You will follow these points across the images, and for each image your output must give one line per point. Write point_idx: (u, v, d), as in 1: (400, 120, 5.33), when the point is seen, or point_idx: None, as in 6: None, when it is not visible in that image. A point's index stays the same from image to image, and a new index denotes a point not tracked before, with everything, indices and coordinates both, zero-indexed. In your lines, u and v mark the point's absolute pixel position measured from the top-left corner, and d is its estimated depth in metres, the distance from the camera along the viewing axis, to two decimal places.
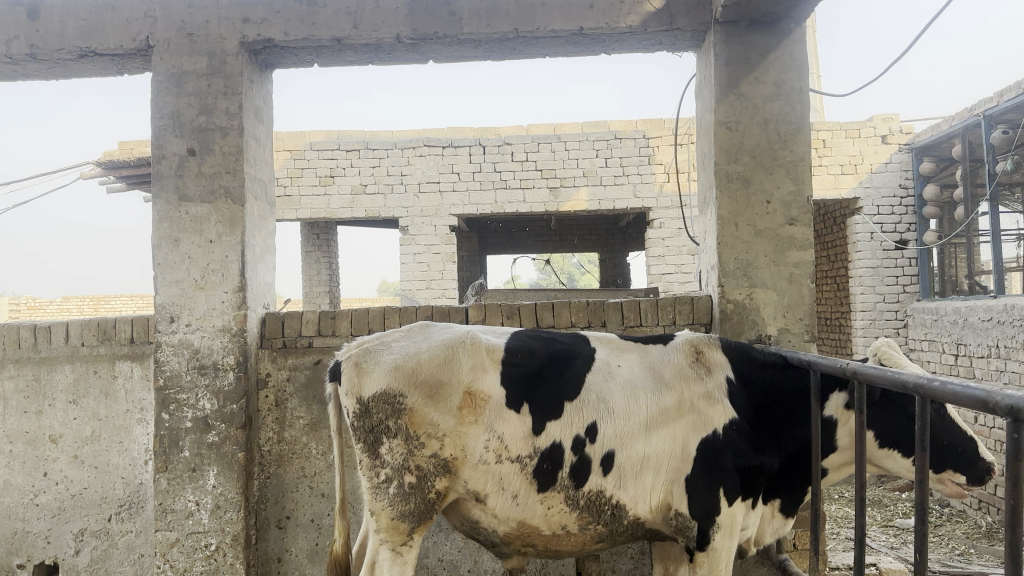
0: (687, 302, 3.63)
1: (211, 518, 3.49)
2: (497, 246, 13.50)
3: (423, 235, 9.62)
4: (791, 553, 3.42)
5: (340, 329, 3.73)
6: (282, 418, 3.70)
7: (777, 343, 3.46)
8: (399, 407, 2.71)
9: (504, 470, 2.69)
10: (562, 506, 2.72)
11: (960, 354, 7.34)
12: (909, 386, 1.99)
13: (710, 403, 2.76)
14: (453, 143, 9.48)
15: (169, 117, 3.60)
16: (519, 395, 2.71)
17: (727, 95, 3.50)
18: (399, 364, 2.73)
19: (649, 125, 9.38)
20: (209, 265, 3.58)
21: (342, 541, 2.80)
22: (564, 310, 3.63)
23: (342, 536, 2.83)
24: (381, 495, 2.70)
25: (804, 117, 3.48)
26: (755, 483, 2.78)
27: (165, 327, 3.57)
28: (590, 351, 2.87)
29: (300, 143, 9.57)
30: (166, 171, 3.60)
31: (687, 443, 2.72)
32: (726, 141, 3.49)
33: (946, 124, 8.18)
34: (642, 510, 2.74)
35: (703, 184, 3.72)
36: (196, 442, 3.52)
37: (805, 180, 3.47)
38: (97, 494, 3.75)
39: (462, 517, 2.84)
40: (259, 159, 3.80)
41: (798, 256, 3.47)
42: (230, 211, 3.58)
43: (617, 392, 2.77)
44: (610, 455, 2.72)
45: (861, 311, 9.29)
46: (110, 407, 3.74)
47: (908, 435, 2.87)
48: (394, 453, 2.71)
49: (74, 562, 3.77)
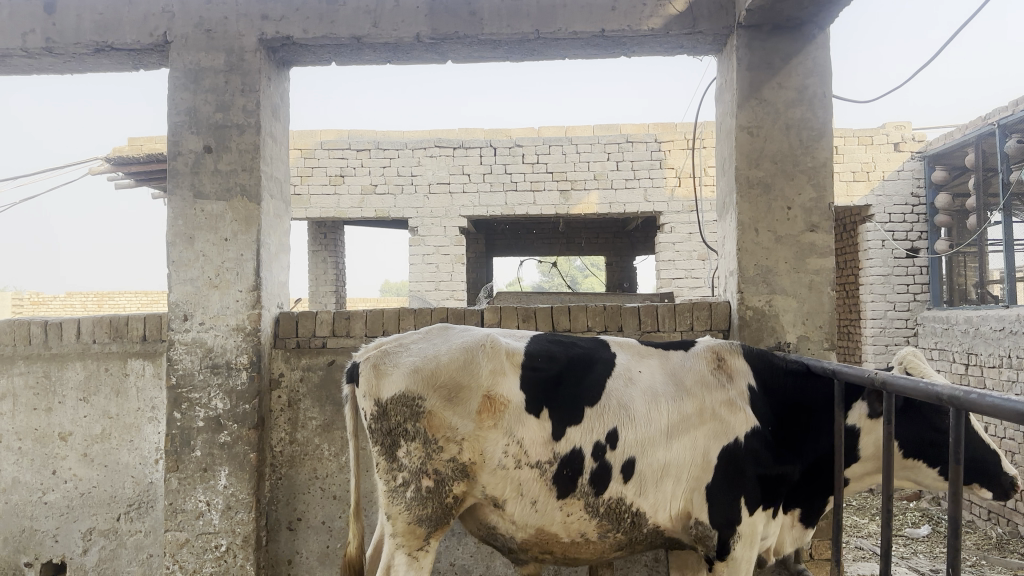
0: (705, 308, 3.61)
1: (222, 519, 3.46)
2: (504, 248, 13.47)
3: (432, 236, 9.59)
4: (809, 563, 3.39)
5: (354, 330, 3.70)
6: (294, 419, 3.66)
7: (796, 351, 3.43)
8: (418, 410, 2.67)
9: (524, 475, 2.65)
10: (582, 513, 2.69)
11: (971, 364, 7.30)
12: (943, 398, 1.94)
13: (732, 410, 2.72)
14: (464, 144, 9.46)
15: (186, 114, 3.57)
16: (539, 400, 2.67)
17: (750, 100, 3.46)
18: (419, 366, 2.70)
19: (661, 129, 9.36)
20: (224, 263, 3.55)
21: (356, 544, 2.76)
22: (581, 314, 3.59)
23: (357, 539, 2.79)
24: (399, 499, 2.67)
25: (827, 122, 3.45)
26: (776, 492, 2.74)
27: (178, 325, 3.54)
28: (610, 356, 2.83)
29: (310, 141, 9.54)
30: (182, 168, 3.57)
31: (709, 451, 2.68)
32: (747, 146, 3.46)
33: (959, 132, 8.14)
34: (661, 518, 2.70)
35: (723, 189, 3.68)
36: (208, 441, 3.48)
37: (827, 187, 3.44)
38: (106, 493, 3.72)
39: (479, 522, 2.80)
40: (275, 157, 3.77)
41: (819, 263, 3.44)
42: (246, 209, 3.55)
43: (638, 398, 2.73)
44: (630, 462, 2.69)
45: (872, 319, 9.25)
46: (121, 405, 3.71)
47: (931, 446, 2.84)
48: (412, 457, 2.67)
49: (83, 561, 3.74)
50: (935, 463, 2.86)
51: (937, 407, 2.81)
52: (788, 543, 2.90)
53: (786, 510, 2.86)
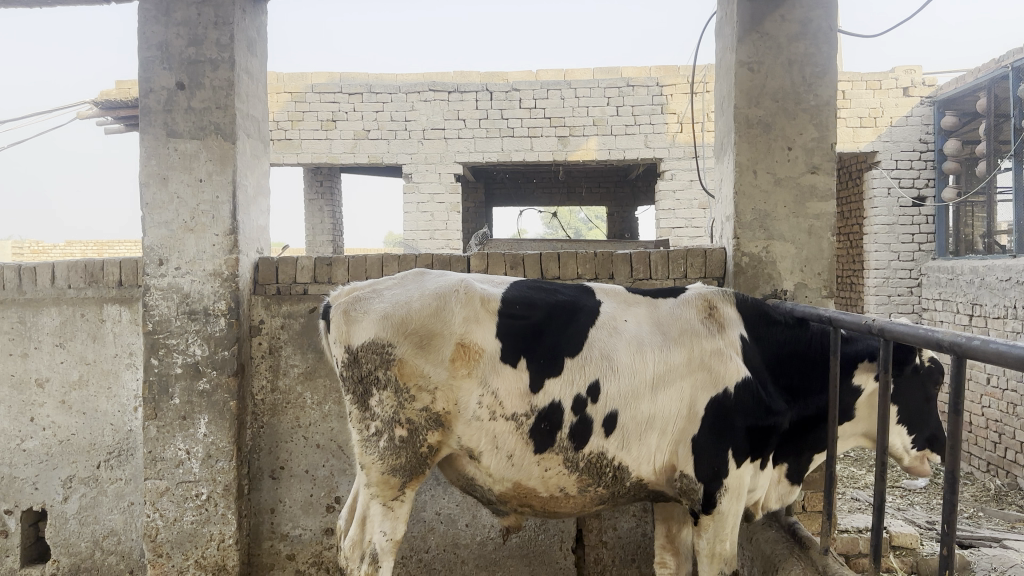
0: (699, 255, 3.46)
1: (202, 467, 3.39)
2: (503, 198, 13.30)
3: (427, 183, 9.42)
4: (801, 515, 3.31)
5: (336, 277, 3.58)
6: (276, 366, 3.57)
7: (792, 299, 3.30)
8: (388, 357, 2.56)
9: (499, 427, 2.55)
10: (562, 468, 2.60)
11: (976, 315, 7.18)
12: (944, 345, 1.82)
13: (722, 360, 2.61)
14: (459, 88, 9.23)
15: (158, 48, 3.40)
16: (516, 348, 2.56)
17: (750, 34, 3.28)
18: (389, 313, 2.58)
19: (663, 72, 9.10)
20: (199, 205, 3.41)
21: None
22: (570, 261, 3.46)
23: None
24: (371, 448, 2.59)
25: (831, 58, 3.27)
26: (768, 444, 2.65)
27: (153, 269, 3.42)
28: (594, 304, 2.70)
29: (301, 85, 9.30)
30: (154, 106, 3.40)
31: (696, 402, 2.57)
32: (747, 83, 3.29)
33: (972, 77, 7.91)
34: (645, 472, 2.62)
35: (721, 130, 3.52)
36: (186, 389, 3.39)
37: (830, 126, 3.28)
38: (85, 441, 3.65)
39: (457, 473, 2.72)
40: (251, 95, 3.60)
41: (819, 207, 3.29)
42: (221, 148, 3.41)
43: (623, 349, 2.61)
44: (613, 415, 2.58)
45: (875, 269, 9.12)
46: (98, 351, 3.61)
47: (921, 409, 2.82)
48: (384, 405, 2.57)
49: (63, 509, 3.68)
50: (916, 431, 2.85)
51: (932, 376, 2.80)
52: (774, 497, 2.82)
53: (774, 462, 2.78)
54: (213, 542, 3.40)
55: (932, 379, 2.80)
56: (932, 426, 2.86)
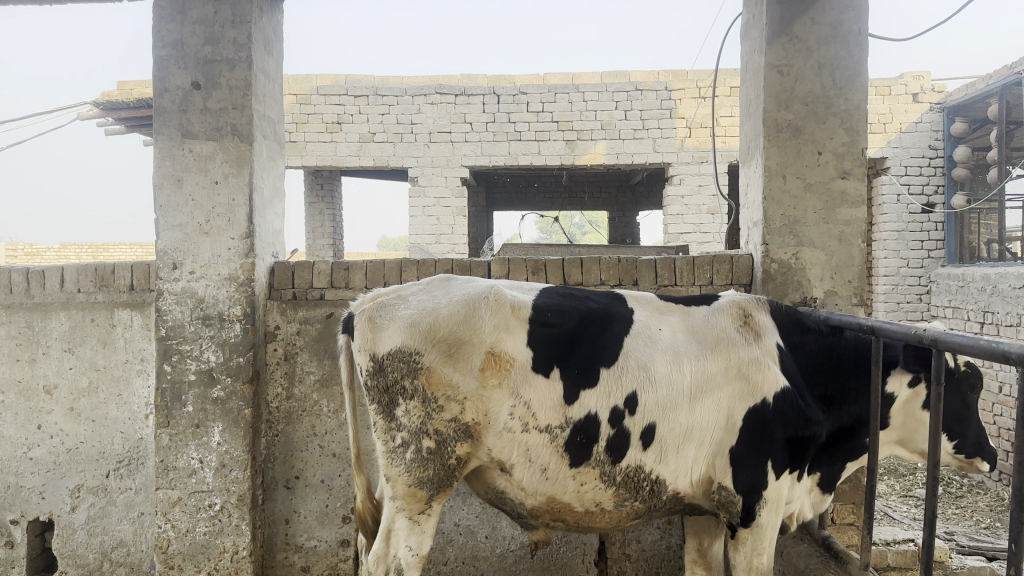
0: (726, 261, 3.40)
1: (216, 477, 3.30)
2: (505, 202, 13.23)
3: (433, 187, 9.34)
4: (830, 528, 3.22)
5: (354, 282, 3.49)
6: (291, 373, 3.48)
7: (822, 307, 3.24)
8: (416, 366, 2.49)
9: (533, 439, 2.47)
10: (598, 482, 2.53)
11: (987, 322, 7.14)
12: (1009, 357, 1.74)
13: (760, 368, 2.54)
14: (466, 91, 9.15)
15: (173, 47, 3.32)
16: (549, 357, 2.48)
17: (780, 36, 3.21)
18: (416, 320, 2.50)
19: (671, 76, 9.05)
20: (215, 208, 3.33)
21: (363, 498, 2.66)
22: (594, 267, 3.37)
23: (364, 492, 2.68)
24: (398, 460, 2.51)
25: (862, 62, 3.21)
26: (806, 455, 2.58)
27: (167, 274, 3.33)
28: (627, 311, 2.63)
29: (306, 87, 9.22)
30: (169, 106, 3.32)
31: (733, 413, 2.51)
32: (777, 86, 3.22)
33: (983, 83, 7.89)
34: (681, 484, 2.56)
35: (748, 134, 3.46)
36: (200, 396, 3.30)
37: (860, 131, 3.21)
38: (94, 449, 3.56)
39: (485, 485, 2.64)
40: (267, 95, 3.53)
41: (850, 213, 3.23)
42: (238, 150, 3.33)
43: (659, 358, 2.54)
44: (650, 426, 2.51)
45: (884, 275, 9.09)
46: (109, 357, 3.52)
47: (956, 419, 2.75)
48: (411, 416, 2.49)
49: (71, 520, 3.58)
50: (955, 437, 2.77)
51: (969, 380, 2.73)
52: (809, 509, 2.75)
53: (810, 473, 2.71)
54: (226, 554, 3.31)
55: (968, 388, 2.74)
56: (974, 431, 2.77)
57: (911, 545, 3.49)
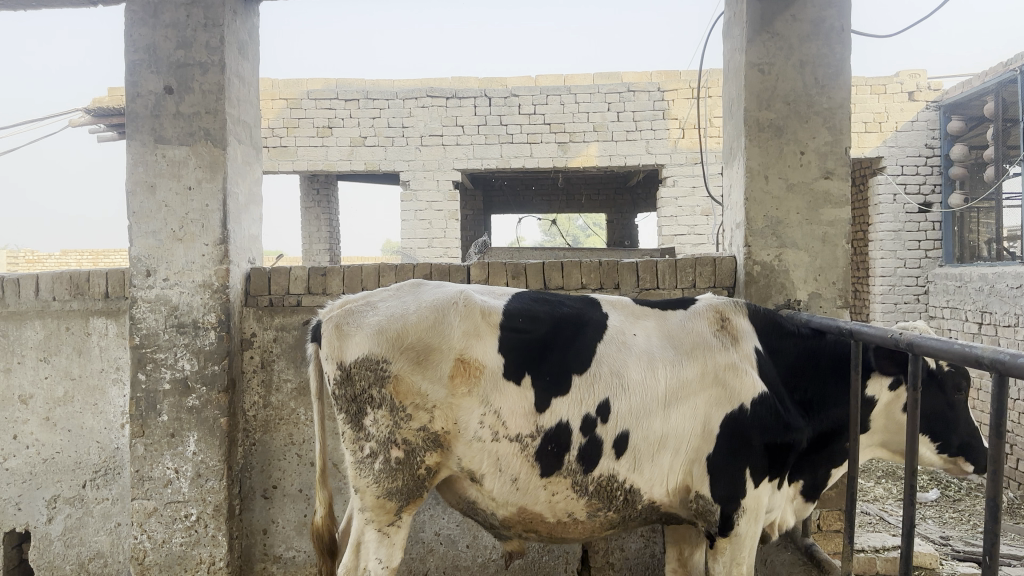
0: (709, 263, 3.33)
1: (191, 487, 3.25)
2: (502, 205, 13.18)
3: (425, 190, 9.30)
4: (816, 535, 3.16)
5: (331, 287, 3.44)
6: (268, 381, 3.43)
7: (806, 309, 3.17)
8: (383, 374, 2.43)
9: (503, 449, 2.42)
10: (571, 492, 2.47)
11: (985, 323, 7.05)
12: (982, 361, 1.68)
13: (737, 374, 2.48)
14: (458, 94, 9.11)
15: (145, 51, 3.27)
16: (520, 364, 2.43)
17: (760, 35, 3.16)
18: (384, 327, 2.45)
19: (664, 77, 8.99)
20: (188, 214, 3.28)
21: (322, 513, 2.59)
22: (574, 271, 3.31)
23: (324, 508, 2.61)
24: (366, 471, 2.45)
25: (845, 60, 3.15)
26: (785, 462, 2.51)
27: (140, 281, 3.28)
28: (601, 317, 2.57)
29: (297, 91, 9.18)
30: (141, 111, 3.27)
31: (710, 419, 2.45)
32: (757, 85, 3.17)
33: (979, 80, 7.85)
34: (657, 494, 2.50)
35: (731, 134, 3.40)
36: (175, 405, 3.25)
37: (843, 130, 3.15)
38: (70, 459, 3.51)
39: (457, 495, 2.58)
40: (242, 99, 3.48)
41: (833, 214, 3.16)
42: (211, 155, 3.28)
43: (633, 364, 2.48)
44: (624, 435, 2.45)
45: (881, 277, 9.03)
46: (84, 366, 3.47)
47: (941, 422, 2.69)
48: (379, 425, 2.44)
49: (47, 531, 3.54)
50: (939, 439, 2.71)
51: (954, 382, 2.66)
52: (791, 517, 2.69)
53: (791, 480, 2.65)
54: (203, 566, 3.26)
55: (954, 392, 2.67)
56: (961, 432, 2.70)
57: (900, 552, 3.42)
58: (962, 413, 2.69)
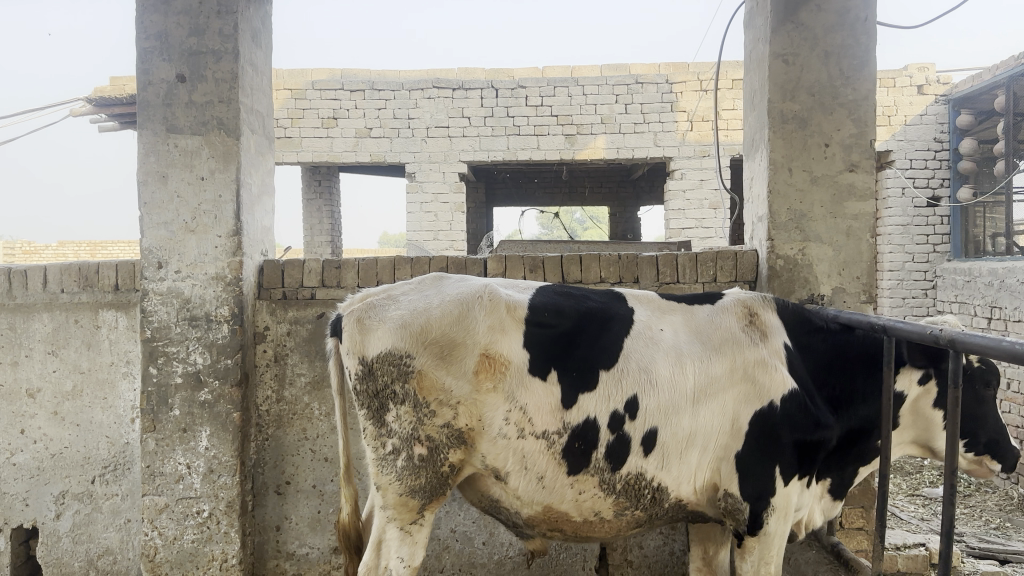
0: (730, 257, 3.28)
1: (203, 483, 3.19)
2: (505, 198, 13.11)
3: (431, 182, 9.23)
4: (839, 533, 3.12)
5: (346, 280, 3.38)
6: (281, 375, 3.37)
7: (830, 304, 3.13)
8: (406, 369, 2.38)
9: (529, 446, 2.37)
10: (597, 490, 2.42)
11: (995, 318, 7.03)
12: None
13: (767, 370, 2.43)
14: (464, 85, 9.05)
15: (157, 38, 3.20)
16: (546, 360, 2.38)
17: (785, 25, 3.10)
18: (407, 322, 2.39)
19: (672, 69, 8.93)
20: (200, 205, 3.22)
21: (348, 510, 2.53)
22: (593, 264, 3.26)
23: (350, 505, 2.55)
24: (388, 468, 2.40)
25: (871, 50, 3.09)
26: (814, 460, 2.46)
27: (152, 273, 3.22)
28: (627, 311, 2.51)
29: (302, 81, 9.10)
30: (152, 100, 3.21)
31: (739, 417, 2.40)
32: (782, 76, 3.11)
33: (990, 74, 7.81)
34: (685, 492, 2.45)
35: (753, 126, 3.34)
36: (187, 399, 3.19)
37: (868, 122, 3.10)
38: (79, 454, 3.45)
39: (480, 493, 2.53)
40: (255, 88, 3.41)
41: (858, 207, 3.12)
42: (224, 145, 3.22)
43: (661, 360, 2.43)
44: (652, 432, 2.41)
45: (889, 271, 9.04)
46: (93, 360, 3.42)
47: (970, 419, 2.64)
48: (402, 421, 2.38)
49: (55, 527, 3.48)
50: (969, 436, 2.66)
51: (984, 378, 2.61)
52: (818, 515, 2.64)
53: (818, 477, 2.60)
54: (215, 563, 3.21)
55: (985, 388, 2.62)
56: (991, 430, 2.65)
57: (921, 550, 3.37)
58: (992, 410, 2.64)
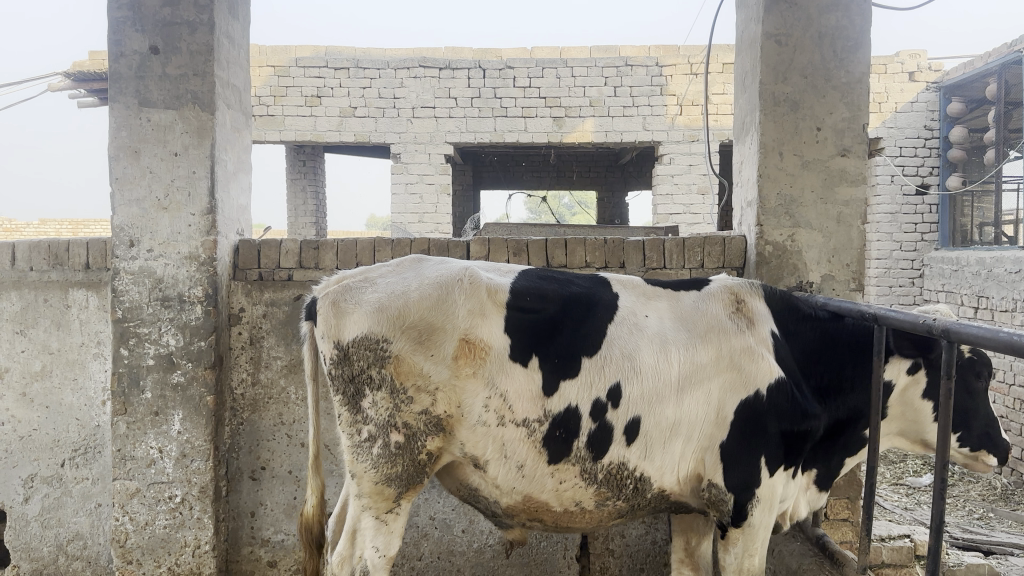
0: (718, 243, 3.21)
1: (176, 468, 3.11)
2: (492, 181, 12.99)
3: (416, 164, 9.11)
4: (824, 524, 3.08)
5: (324, 262, 3.29)
6: (257, 358, 3.29)
7: (818, 291, 3.07)
8: (383, 354, 2.30)
9: (509, 434, 2.30)
10: (578, 480, 2.36)
11: (982, 307, 7.02)
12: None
13: (754, 358, 2.36)
14: (451, 65, 8.92)
15: (129, 8, 3.08)
16: (528, 345, 2.30)
17: (779, 4, 3.01)
18: (385, 305, 2.31)
19: (663, 52, 8.84)
20: (174, 182, 3.12)
21: (313, 503, 2.47)
22: (578, 248, 3.18)
23: (314, 497, 2.50)
24: (363, 456, 2.32)
25: (865, 32, 3.02)
26: (801, 449, 2.41)
27: (123, 252, 3.11)
28: (612, 297, 2.44)
29: (285, 58, 8.94)
30: (125, 72, 3.09)
31: (724, 406, 2.33)
32: (774, 57, 3.03)
33: (982, 61, 7.80)
34: (668, 482, 2.39)
35: (744, 108, 3.26)
36: (159, 382, 3.10)
37: (861, 106, 3.04)
38: (48, 437, 3.36)
39: (458, 481, 2.46)
40: (232, 62, 3.30)
41: (849, 192, 3.06)
42: (198, 120, 3.11)
43: (645, 347, 2.36)
44: (635, 421, 2.34)
45: (877, 259, 8.99)
46: (63, 340, 3.32)
47: (961, 411, 2.59)
48: (378, 408, 2.31)
49: (24, 511, 3.39)
50: (959, 428, 2.61)
51: (975, 369, 2.56)
52: (802, 507, 2.59)
53: (804, 468, 2.55)
54: (188, 549, 3.13)
55: (976, 379, 2.57)
56: (980, 422, 2.60)
57: (906, 541, 3.33)
58: (982, 403, 2.59)
